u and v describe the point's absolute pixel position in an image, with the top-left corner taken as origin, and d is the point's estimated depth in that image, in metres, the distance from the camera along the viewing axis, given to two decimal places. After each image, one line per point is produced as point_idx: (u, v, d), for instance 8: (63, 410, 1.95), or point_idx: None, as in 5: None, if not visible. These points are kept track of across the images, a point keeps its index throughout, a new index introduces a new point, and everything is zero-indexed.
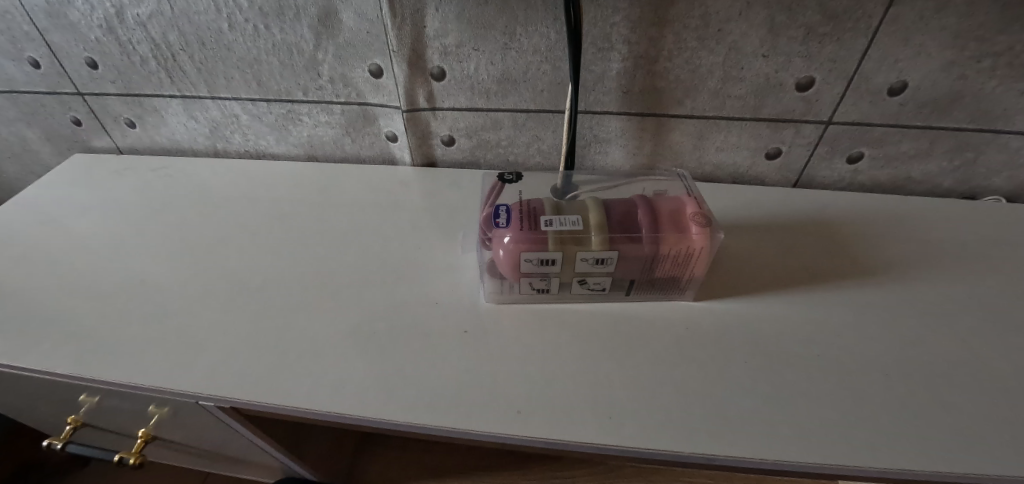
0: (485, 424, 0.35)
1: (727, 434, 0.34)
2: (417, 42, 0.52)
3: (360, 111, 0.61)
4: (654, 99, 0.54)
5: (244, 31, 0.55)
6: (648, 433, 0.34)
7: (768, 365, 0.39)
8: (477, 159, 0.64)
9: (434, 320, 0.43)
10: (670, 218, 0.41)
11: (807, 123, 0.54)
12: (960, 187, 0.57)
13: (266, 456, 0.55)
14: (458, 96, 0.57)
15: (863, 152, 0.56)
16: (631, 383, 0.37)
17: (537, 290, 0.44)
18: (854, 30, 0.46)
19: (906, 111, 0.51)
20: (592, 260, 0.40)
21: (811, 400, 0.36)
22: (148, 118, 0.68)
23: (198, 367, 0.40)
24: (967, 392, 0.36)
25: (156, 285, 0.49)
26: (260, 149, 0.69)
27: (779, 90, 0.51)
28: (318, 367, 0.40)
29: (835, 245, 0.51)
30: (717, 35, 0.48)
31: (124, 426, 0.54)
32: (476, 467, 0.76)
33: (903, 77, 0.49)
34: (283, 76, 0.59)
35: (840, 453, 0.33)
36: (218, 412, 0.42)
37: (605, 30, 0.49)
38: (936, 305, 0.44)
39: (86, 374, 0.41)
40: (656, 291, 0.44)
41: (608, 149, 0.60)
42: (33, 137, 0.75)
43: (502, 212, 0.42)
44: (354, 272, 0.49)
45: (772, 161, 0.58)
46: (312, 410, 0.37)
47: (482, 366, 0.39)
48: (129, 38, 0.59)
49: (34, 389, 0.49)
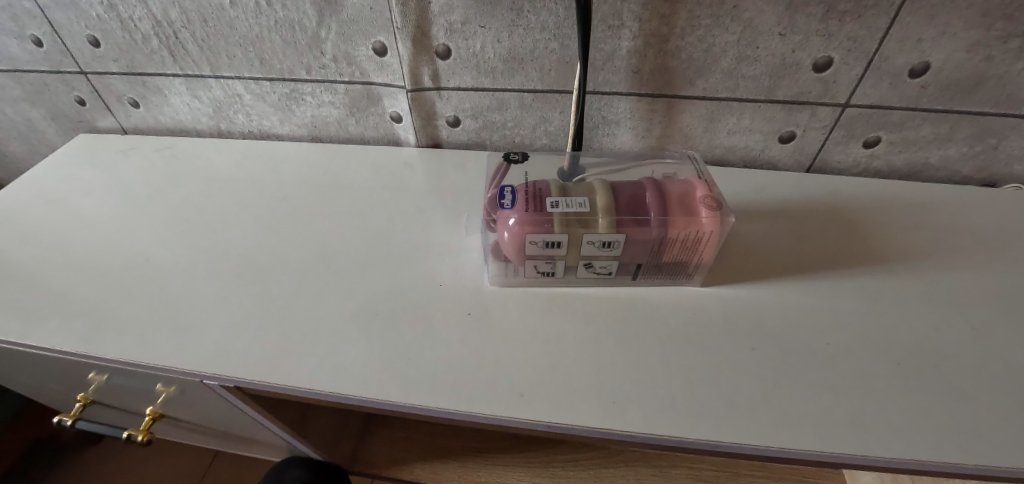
0: (488, 407, 0.34)
1: (732, 421, 0.33)
2: (422, 18, 0.51)
3: (364, 91, 0.60)
4: (665, 80, 0.53)
5: (246, 7, 0.54)
6: (653, 418, 0.34)
7: (776, 354, 0.38)
8: (482, 141, 0.63)
9: (439, 302, 0.43)
10: (680, 201, 0.40)
11: (823, 106, 0.52)
12: (978, 174, 0.56)
13: (270, 435, 0.56)
14: (464, 76, 0.56)
15: (880, 137, 0.54)
16: (636, 369, 0.37)
17: (541, 273, 0.43)
18: (875, 7, 0.44)
19: (927, 94, 0.49)
20: (599, 243, 0.40)
21: (817, 388, 0.35)
22: (151, 97, 0.68)
23: (202, 347, 0.40)
24: (981, 385, 0.36)
25: (159, 264, 0.49)
26: (264, 130, 0.68)
27: (796, 70, 0.50)
28: (321, 346, 0.40)
29: (848, 231, 0.50)
30: (732, 13, 0.46)
31: (133, 404, 0.54)
32: (477, 449, 0.77)
33: (926, 58, 0.47)
34: (286, 55, 0.58)
35: (845, 441, 0.32)
36: (223, 391, 0.42)
37: (616, 6, 0.47)
38: (953, 296, 0.42)
39: (91, 352, 0.41)
40: (663, 276, 0.44)
41: (616, 131, 0.59)
42: (38, 117, 0.75)
43: (507, 193, 0.41)
44: (359, 253, 0.49)
45: (785, 145, 0.57)
46: (315, 390, 0.37)
47: (485, 351, 0.38)
48: (130, 15, 0.58)
49: (42, 367, 0.49)
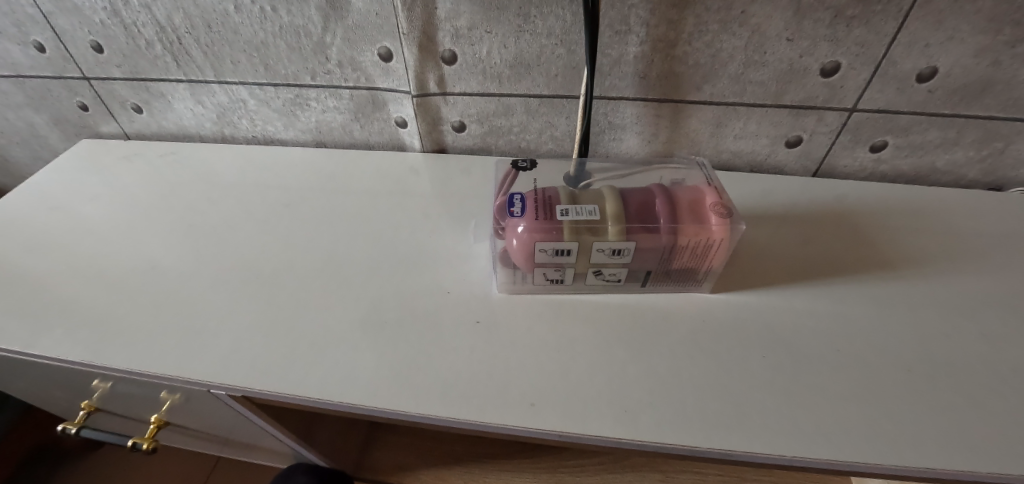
0: (500, 417, 0.34)
1: (745, 429, 0.33)
2: (428, 24, 0.51)
3: (369, 96, 0.60)
4: (672, 85, 0.53)
5: (251, 13, 0.54)
6: (666, 426, 0.33)
7: (787, 362, 0.38)
8: (488, 146, 0.63)
9: (447, 309, 0.43)
10: (689, 208, 0.40)
11: (830, 111, 0.52)
12: (985, 178, 0.56)
13: (275, 442, 0.55)
14: (470, 81, 0.55)
15: (887, 142, 0.54)
16: (646, 378, 0.37)
17: (550, 281, 0.43)
18: (883, 12, 0.44)
19: (934, 99, 0.49)
20: (608, 250, 0.39)
21: (830, 396, 0.35)
22: (155, 103, 0.68)
23: (209, 356, 0.40)
24: (995, 392, 0.35)
25: (164, 271, 0.49)
26: (268, 135, 0.68)
27: (803, 75, 0.50)
28: (329, 355, 0.39)
29: (857, 236, 0.50)
30: (739, 18, 0.46)
31: (138, 412, 0.54)
32: (483, 455, 0.76)
33: (933, 63, 0.47)
34: (291, 60, 0.58)
35: (859, 450, 0.32)
36: (230, 400, 0.41)
37: (623, 12, 0.47)
38: (964, 303, 0.42)
39: (98, 361, 0.41)
40: (672, 283, 0.43)
41: (622, 136, 0.59)
42: (41, 123, 0.75)
43: (516, 200, 0.40)
44: (365, 260, 0.49)
45: (792, 149, 0.57)
46: (323, 399, 0.37)
47: (494, 359, 0.38)
48: (135, 21, 0.58)
49: (46, 375, 0.49)
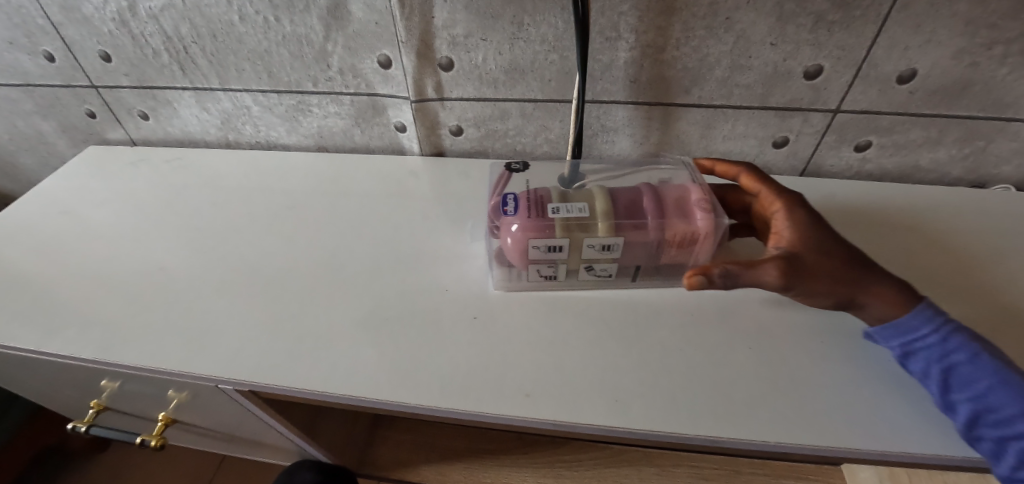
0: (497, 407, 0.36)
1: (731, 417, 0.35)
2: (426, 32, 0.53)
3: (370, 102, 0.62)
4: (662, 89, 0.54)
5: (255, 23, 0.56)
6: (655, 414, 0.35)
7: (772, 354, 0.39)
8: (485, 149, 0.64)
9: (446, 307, 0.44)
10: (676, 206, 0.41)
11: (815, 112, 0.54)
12: (968, 175, 0.57)
13: (280, 438, 0.57)
14: (466, 87, 0.57)
15: (871, 141, 0.56)
16: (637, 369, 0.38)
17: (544, 277, 0.45)
18: (863, 18, 0.46)
19: (915, 100, 0.51)
20: (598, 246, 0.41)
21: (813, 385, 0.37)
22: (161, 109, 0.69)
23: (217, 353, 0.42)
24: None
25: (172, 273, 0.50)
26: (272, 140, 0.70)
27: (788, 78, 0.51)
28: (333, 351, 0.41)
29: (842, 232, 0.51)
30: (725, 24, 0.48)
31: (146, 410, 0.56)
32: (482, 450, 0.78)
33: (913, 65, 0.48)
34: (293, 68, 0.60)
35: (841, 435, 0.33)
36: (238, 395, 0.43)
37: (613, 19, 0.49)
38: (945, 295, 0.44)
39: (110, 359, 0.42)
40: (662, 279, 0.45)
41: (615, 139, 0.60)
42: (49, 130, 0.77)
43: (510, 200, 0.42)
44: (367, 260, 0.50)
45: (779, 149, 0.58)
46: (328, 392, 0.38)
47: (491, 353, 0.40)
48: (142, 31, 0.60)
49: (58, 375, 0.50)
